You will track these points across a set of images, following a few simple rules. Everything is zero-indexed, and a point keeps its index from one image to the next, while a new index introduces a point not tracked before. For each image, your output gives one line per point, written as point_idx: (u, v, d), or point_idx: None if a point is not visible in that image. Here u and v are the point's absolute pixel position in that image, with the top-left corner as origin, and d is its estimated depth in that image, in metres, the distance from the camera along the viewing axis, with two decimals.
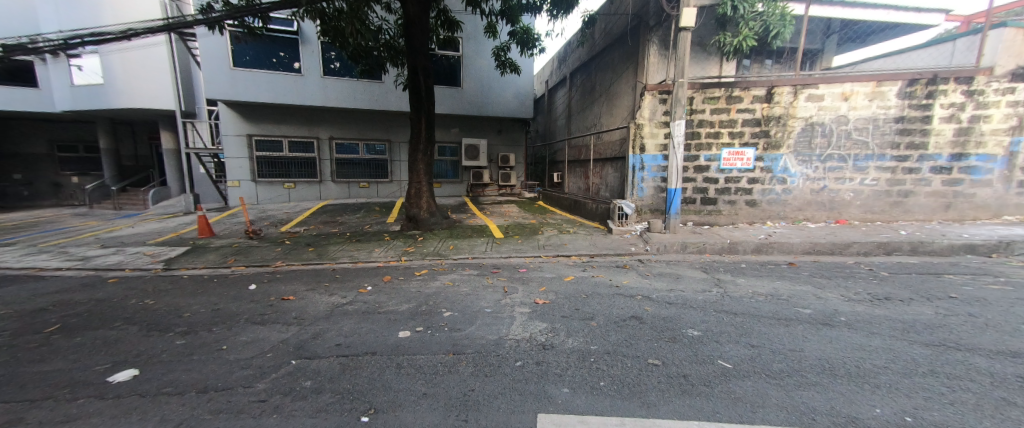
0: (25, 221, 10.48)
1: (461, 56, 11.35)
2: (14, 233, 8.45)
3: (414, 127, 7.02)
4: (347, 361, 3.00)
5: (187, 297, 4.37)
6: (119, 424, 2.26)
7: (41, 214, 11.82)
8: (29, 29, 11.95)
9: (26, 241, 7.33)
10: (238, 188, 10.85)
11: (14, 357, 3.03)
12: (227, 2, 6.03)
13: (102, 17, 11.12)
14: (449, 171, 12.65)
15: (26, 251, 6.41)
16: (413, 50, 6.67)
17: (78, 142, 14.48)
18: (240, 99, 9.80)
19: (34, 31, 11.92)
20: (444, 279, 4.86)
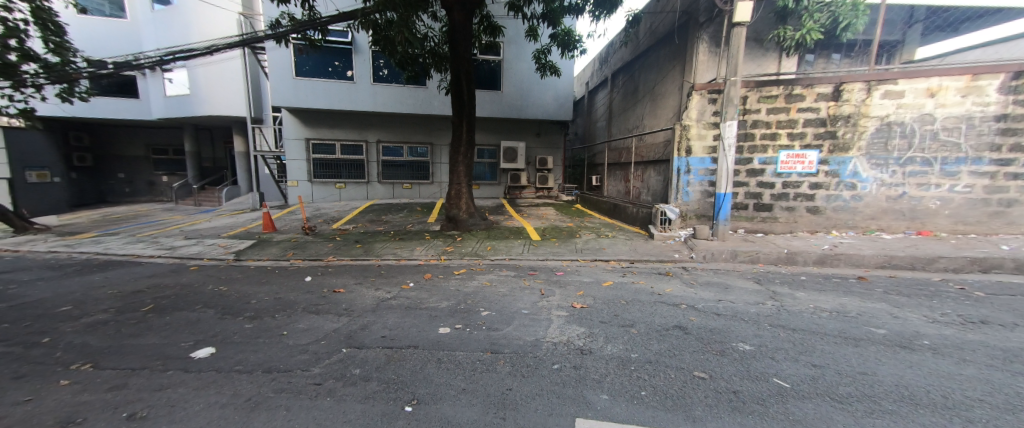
0: (126, 214, 12.14)
1: (502, 60, 11.52)
2: (117, 224, 9.83)
3: (456, 130, 7.25)
4: (391, 353, 3.15)
5: (254, 285, 4.83)
6: (200, 396, 2.56)
7: (137, 209, 13.62)
8: (130, 48, 13.76)
9: (126, 231, 8.48)
10: (296, 187, 11.80)
11: (119, 331, 3.53)
12: (292, 18, 6.59)
13: (189, 35, 12.60)
14: (487, 173, 12.91)
15: (127, 240, 7.43)
16: (457, 56, 6.88)
17: (168, 146, 16.65)
18: (300, 105, 10.65)
19: (133, 49, 13.72)
20: (482, 279, 4.95)
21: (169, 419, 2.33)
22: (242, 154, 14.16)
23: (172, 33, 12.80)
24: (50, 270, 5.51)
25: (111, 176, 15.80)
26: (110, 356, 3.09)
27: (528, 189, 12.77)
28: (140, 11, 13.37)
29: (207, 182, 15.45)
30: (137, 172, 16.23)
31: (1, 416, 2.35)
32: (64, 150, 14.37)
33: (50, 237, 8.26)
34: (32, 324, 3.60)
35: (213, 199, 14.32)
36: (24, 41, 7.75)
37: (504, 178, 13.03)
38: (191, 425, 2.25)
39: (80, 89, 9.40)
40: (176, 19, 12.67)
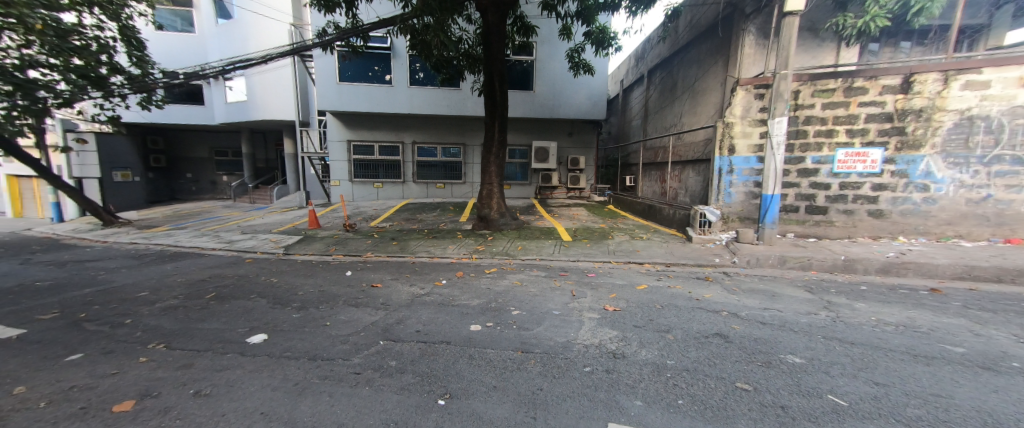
0: (191, 210, 13.42)
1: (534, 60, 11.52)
2: (184, 219, 10.90)
3: (489, 131, 7.35)
4: (426, 348, 3.25)
5: (301, 278, 5.18)
6: (255, 378, 2.79)
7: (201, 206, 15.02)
8: (196, 59, 15.15)
9: (192, 226, 9.38)
10: (338, 187, 12.48)
11: (188, 315, 3.93)
12: (337, 26, 6.97)
13: (246, 47, 13.68)
14: (518, 173, 12.97)
15: (193, 234, 8.21)
16: (490, 58, 6.96)
17: (229, 149, 18.21)
18: (343, 109, 11.25)
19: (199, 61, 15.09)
20: (513, 279, 4.97)
21: (228, 398, 2.56)
22: (291, 155, 15.18)
23: (231, 45, 13.96)
24: (130, 259, 6.21)
25: (179, 176, 17.50)
26: (180, 337, 3.44)
27: (559, 190, 12.70)
28: (205, 26, 14.70)
29: (260, 182, 16.72)
30: (201, 172, 17.84)
31: (94, 386, 2.69)
32: (143, 153, 16.09)
33: (131, 230, 9.32)
34: (118, 307, 4.08)
35: (265, 197, 15.46)
36: (114, 56, 8.82)
37: (535, 178, 13.02)
38: (247, 405, 2.45)
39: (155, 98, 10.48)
40: (235, 32, 13.81)
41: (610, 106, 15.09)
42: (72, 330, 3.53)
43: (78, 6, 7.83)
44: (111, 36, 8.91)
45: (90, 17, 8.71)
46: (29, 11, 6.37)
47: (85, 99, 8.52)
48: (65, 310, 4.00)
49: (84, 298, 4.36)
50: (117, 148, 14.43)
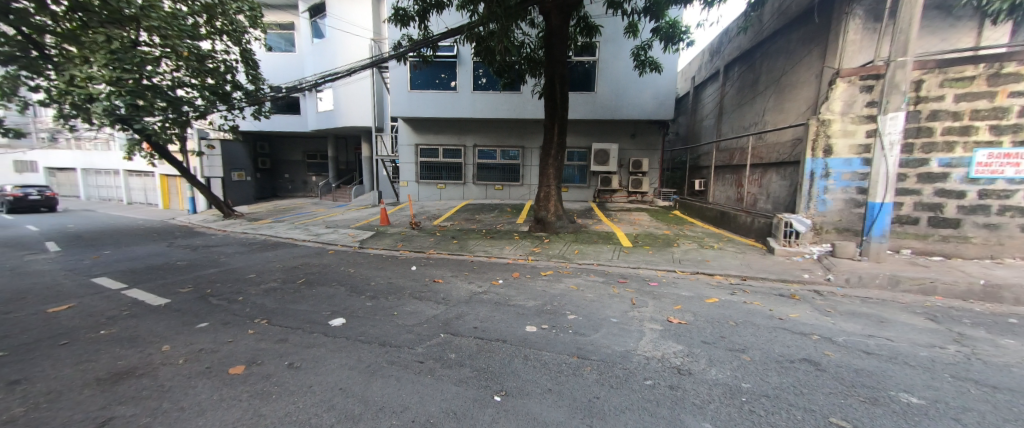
0: (286, 206, 15.49)
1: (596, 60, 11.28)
2: (281, 214, 12.62)
3: (548, 133, 7.36)
4: (483, 344, 3.35)
5: (374, 269, 5.69)
6: (336, 357, 3.13)
7: (294, 202, 17.29)
8: (294, 75, 17.44)
9: (288, 220, 10.82)
10: (406, 187, 13.47)
11: (286, 296, 4.56)
12: (411, 39, 7.52)
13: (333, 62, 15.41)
14: (576, 176, 12.79)
15: (289, 226, 9.48)
16: (552, 60, 6.97)
17: (317, 152, 20.64)
18: (413, 115, 12.10)
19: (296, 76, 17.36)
20: (569, 283, 4.90)
21: (315, 371, 2.91)
22: (367, 158, 16.74)
23: (322, 61, 15.83)
24: (242, 246, 7.39)
25: (279, 176, 20.26)
26: (278, 315, 3.99)
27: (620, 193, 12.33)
28: (303, 45, 16.87)
29: (341, 182, 18.69)
30: (295, 173, 20.48)
31: (217, 350, 3.25)
32: (254, 156, 18.90)
33: (243, 221, 11.07)
34: (233, 285, 4.88)
35: (345, 195, 17.26)
36: (236, 75, 10.61)
37: (593, 181, 12.73)
38: (330, 380, 2.76)
39: (264, 110, 12.33)
40: (325, 49, 15.64)
41: (678, 105, 14.20)
42: (202, 302, 4.30)
43: (212, 35, 9.70)
44: (235, 60, 10.78)
45: (222, 46, 10.72)
46: (179, 39, 8.05)
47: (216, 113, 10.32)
48: (196, 285, 4.90)
49: (210, 277, 5.28)
50: (235, 153, 17.22)
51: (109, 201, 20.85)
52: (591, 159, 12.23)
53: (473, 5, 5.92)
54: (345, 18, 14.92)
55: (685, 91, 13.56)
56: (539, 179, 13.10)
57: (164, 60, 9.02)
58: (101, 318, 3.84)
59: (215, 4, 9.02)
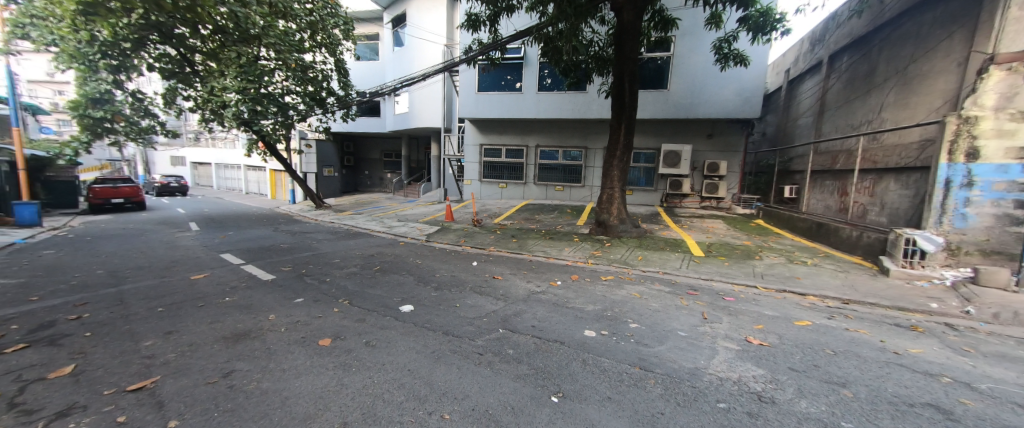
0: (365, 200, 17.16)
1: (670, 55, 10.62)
2: (360, 207, 14.02)
3: (614, 133, 7.12)
4: (540, 343, 3.37)
5: (439, 262, 6.05)
6: (405, 340, 3.39)
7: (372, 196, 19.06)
8: (376, 81, 19.24)
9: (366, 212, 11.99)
10: (470, 186, 14.06)
11: (365, 280, 5.05)
12: (481, 43, 7.81)
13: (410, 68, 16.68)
14: (641, 178, 12.20)
15: (368, 218, 10.51)
16: (622, 58, 6.74)
17: (394, 152, 22.25)
18: (479, 116, 12.55)
19: (378, 82, 19.12)
20: (631, 290, 4.69)
21: (389, 351, 3.19)
22: (435, 157, 17.79)
23: (400, 67, 17.23)
24: (329, 234, 8.37)
25: (360, 172, 22.47)
26: (357, 297, 4.45)
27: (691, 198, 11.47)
28: (384, 54, 18.52)
29: (412, 179, 20.08)
30: (373, 170, 22.54)
31: (309, 323, 3.72)
32: (341, 154, 21.25)
33: (330, 212, 12.53)
34: (322, 268, 5.56)
35: (414, 192, 18.57)
36: (331, 83, 12.07)
37: (660, 184, 12.01)
38: (400, 361, 3.01)
39: (350, 113, 13.78)
40: (403, 57, 16.99)
41: (767, 102, 12.75)
42: (299, 280, 4.97)
43: (314, 48, 11.26)
44: (331, 69, 12.28)
45: (321, 58, 12.29)
46: (289, 52, 9.82)
47: (314, 116, 11.80)
48: (294, 265, 5.68)
49: (304, 259, 6.07)
50: (326, 152, 19.54)
51: (231, 191, 25.15)
52: (660, 161, 11.55)
53: (543, 5, 5.96)
54: (422, 26, 16.01)
55: (776, 86, 12.12)
56: (601, 181, 12.75)
57: (278, 72, 10.51)
58: (226, 287, 4.66)
59: (317, 21, 10.71)
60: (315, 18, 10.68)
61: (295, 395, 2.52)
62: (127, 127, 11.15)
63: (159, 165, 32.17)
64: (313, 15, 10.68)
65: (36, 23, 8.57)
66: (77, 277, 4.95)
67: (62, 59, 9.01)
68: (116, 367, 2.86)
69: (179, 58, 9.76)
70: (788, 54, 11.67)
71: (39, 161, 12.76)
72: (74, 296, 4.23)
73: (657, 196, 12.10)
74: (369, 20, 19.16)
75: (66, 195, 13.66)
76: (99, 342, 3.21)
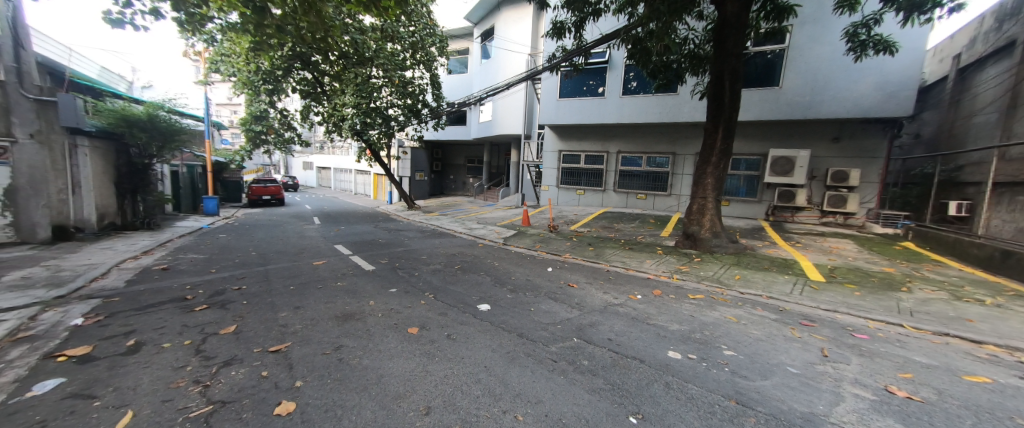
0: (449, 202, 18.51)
1: (784, 48, 9.28)
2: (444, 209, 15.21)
3: (709, 136, 6.49)
4: (617, 358, 3.21)
5: (516, 265, 6.21)
6: (482, 338, 3.54)
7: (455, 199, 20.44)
8: (464, 92, 20.75)
9: (450, 214, 12.94)
10: (547, 191, 14.15)
11: (448, 277, 5.44)
12: (565, 49, 7.84)
13: (494, 78, 17.56)
14: (741, 188, 10.89)
15: (453, 220, 11.34)
16: (723, 55, 6.11)
17: (476, 157, 23.43)
18: (560, 122, 12.58)
19: (466, 93, 20.60)
20: (725, 312, 4.19)
21: (468, 346, 3.37)
22: (514, 163, 18.31)
23: (486, 78, 18.28)
24: (418, 232, 9.23)
25: (446, 177, 24.28)
26: (440, 292, 4.82)
27: (807, 212, 9.82)
28: (473, 66, 19.84)
29: (491, 183, 20.99)
30: (457, 175, 24.08)
31: (401, 312, 4.13)
32: (430, 160, 23.29)
33: (419, 213, 13.82)
34: (412, 263, 6.15)
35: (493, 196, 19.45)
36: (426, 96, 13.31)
37: (765, 194, 10.55)
38: (478, 357, 3.16)
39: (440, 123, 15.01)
40: (489, 68, 17.97)
41: (926, 96, 10.19)
42: (393, 272, 5.59)
43: (414, 66, 12.64)
44: (427, 83, 13.46)
45: (418, 74, 13.66)
46: (394, 70, 11.53)
47: (411, 125, 13.10)
48: (389, 258, 6.39)
49: (397, 253, 6.79)
50: (418, 158, 21.66)
51: (343, 191, 29.57)
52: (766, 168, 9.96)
53: (633, 6, 5.75)
54: (507, 38, 16.73)
55: (940, 75, 9.61)
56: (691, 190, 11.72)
57: (385, 89, 12.04)
58: (337, 273, 5.47)
59: (416, 41, 12.06)
60: (416, 38, 12.25)
61: (388, 375, 2.81)
62: (276, 138, 13.56)
63: (294, 169, 39.55)
64: (415, 36, 12.22)
65: (224, 60, 11.29)
66: (239, 256, 6.36)
67: (238, 86, 11.63)
68: (261, 330, 3.56)
69: (313, 80, 11.86)
70: (960, 34, 9.15)
71: (219, 166, 16.74)
72: (236, 271, 5.43)
73: (760, 208, 10.66)
74: (462, 36, 20.87)
75: (234, 191, 17.69)
76: (251, 309, 4.05)
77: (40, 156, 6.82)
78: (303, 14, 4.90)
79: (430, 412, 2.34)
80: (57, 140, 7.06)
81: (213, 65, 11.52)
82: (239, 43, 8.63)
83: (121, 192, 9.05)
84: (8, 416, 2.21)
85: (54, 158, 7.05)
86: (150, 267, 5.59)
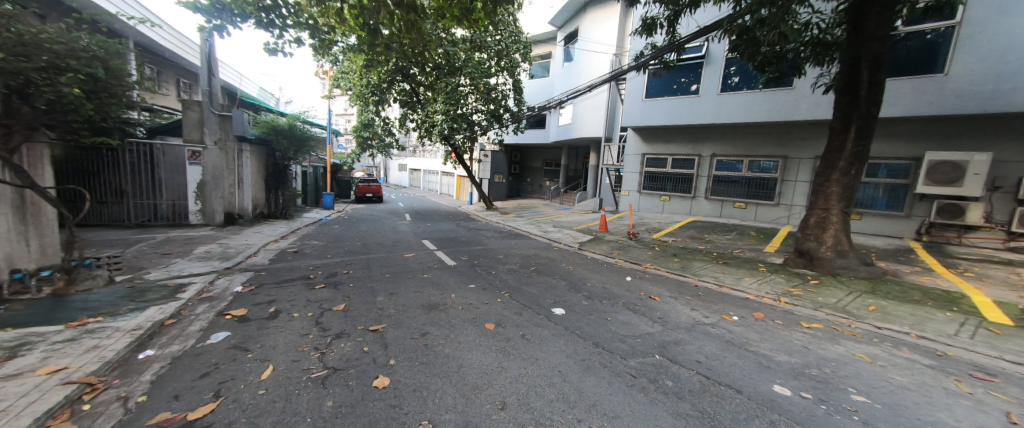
0: (525, 205, 18.89)
1: (953, 25, 7.40)
2: (520, 211, 15.55)
3: (836, 137, 5.51)
4: (707, 384, 2.87)
5: (593, 271, 6.05)
6: (555, 342, 3.53)
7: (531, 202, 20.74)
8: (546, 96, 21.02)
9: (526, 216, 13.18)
10: (628, 196, 13.50)
11: (525, 278, 5.55)
12: (655, 46, 7.40)
13: (577, 81, 17.38)
14: (879, 200, 9.12)
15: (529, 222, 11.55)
16: (861, 38, 5.11)
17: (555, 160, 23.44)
18: (645, 124, 11.92)
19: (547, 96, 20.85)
20: (853, 348, 3.47)
21: (543, 349, 3.38)
22: (593, 167, 17.87)
23: (567, 81, 18.23)
24: (496, 232, 9.62)
25: (523, 179, 24.84)
26: (516, 292, 4.93)
27: (984, 233, 7.46)
28: (554, 70, 19.99)
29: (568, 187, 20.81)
30: (534, 178, 24.42)
31: (481, 308, 4.33)
32: (509, 163, 24.11)
33: (496, 214, 14.38)
34: (490, 261, 6.43)
35: (568, 199, 19.27)
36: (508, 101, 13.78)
37: (916, 209, 8.60)
38: (553, 361, 3.14)
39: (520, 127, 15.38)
40: (571, 71, 17.89)
41: None
42: (473, 269, 5.90)
43: (499, 72, 13.25)
44: (510, 88, 13.95)
45: (502, 80, 14.23)
46: (480, 77, 12.23)
47: (493, 130, 13.65)
48: (469, 256, 6.78)
49: (475, 251, 7.15)
50: (498, 161, 22.59)
51: (429, 191, 32.42)
52: (919, 175, 8.03)
53: None
54: (591, 39, 16.44)
55: None
56: (806, 200, 10.06)
57: (471, 96, 12.83)
58: (424, 265, 5.99)
59: (501, 49, 12.60)
60: (502, 46, 12.84)
61: (467, 366, 2.97)
62: (379, 143, 15.44)
63: (390, 170, 44.72)
64: (501, 44, 12.80)
65: (344, 77, 13.27)
66: (348, 245, 7.41)
67: (352, 98, 13.56)
68: (363, 311, 4.06)
69: (411, 90, 13.24)
70: None
71: (336, 167, 19.81)
72: (346, 258, 6.32)
73: (908, 225, 8.69)
74: (546, 41, 21.15)
75: (345, 189, 20.68)
76: (356, 292, 4.67)
77: (220, 158, 8.80)
78: (407, 32, 5.45)
79: (506, 408, 2.41)
80: (231, 146, 9.04)
81: (336, 82, 13.63)
82: (356, 61, 10.08)
83: (268, 188, 11.26)
84: (195, 356, 2.92)
85: (228, 160, 9.01)
86: (285, 249, 6.86)
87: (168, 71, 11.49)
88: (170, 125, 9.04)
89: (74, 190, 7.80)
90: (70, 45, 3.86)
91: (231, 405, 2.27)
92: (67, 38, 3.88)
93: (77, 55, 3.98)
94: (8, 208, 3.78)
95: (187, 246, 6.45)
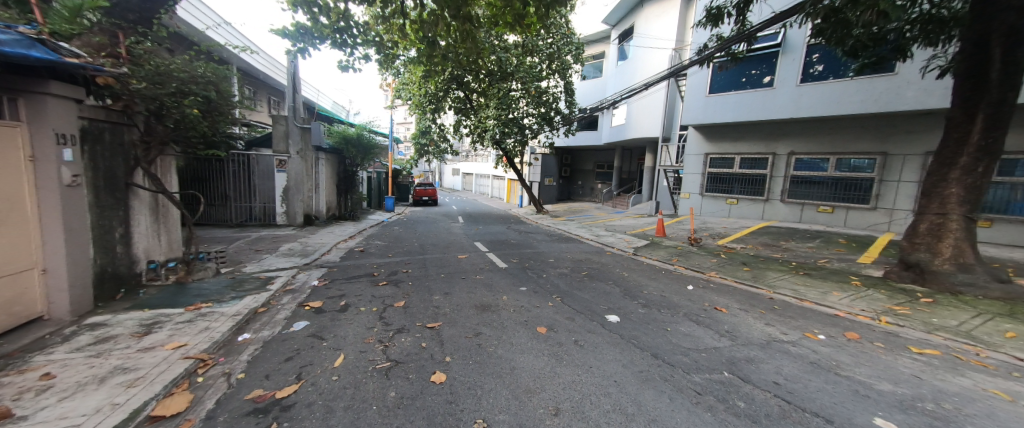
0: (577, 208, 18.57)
1: None
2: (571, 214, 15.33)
3: (958, 129, 4.66)
4: (787, 409, 2.55)
5: (650, 278, 5.76)
6: (610, 350, 3.41)
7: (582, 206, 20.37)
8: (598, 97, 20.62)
9: (577, 220, 12.96)
10: (688, 199, 12.64)
11: (577, 282, 5.45)
12: (720, 37, 6.90)
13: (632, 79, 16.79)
14: (1017, 203, 7.50)
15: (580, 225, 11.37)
16: (991, 10, 4.28)
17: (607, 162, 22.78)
18: (709, 121, 11.12)
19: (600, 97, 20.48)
20: (982, 382, 2.87)
21: (596, 356, 3.28)
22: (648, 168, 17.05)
23: (620, 81, 17.74)
24: (546, 236, 9.58)
25: (574, 182, 24.52)
26: (568, 297, 4.85)
27: None
28: (608, 69, 19.53)
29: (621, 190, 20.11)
30: (585, 180, 23.95)
31: (533, 311, 4.34)
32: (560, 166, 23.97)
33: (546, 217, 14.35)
34: (541, 264, 6.42)
35: (621, 203, 18.64)
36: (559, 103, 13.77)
37: None
38: (607, 369, 3.03)
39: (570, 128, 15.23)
40: (624, 70, 17.38)
41: None
42: (523, 272, 5.93)
43: (550, 75, 13.26)
44: (561, 90, 13.97)
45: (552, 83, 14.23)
46: (531, 81, 12.49)
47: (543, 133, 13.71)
48: (520, 259, 6.82)
49: (525, 254, 7.18)
50: (548, 164, 22.58)
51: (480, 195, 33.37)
52: None
53: None
54: (647, 36, 15.81)
55: None
56: (913, 203, 8.63)
57: (522, 100, 13.07)
58: (476, 267, 6.16)
59: (552, 51, 12.65)
60: (553, 49, 12.84)
61: (520, 369, 2.97)
62: (435, 149, 16.27)
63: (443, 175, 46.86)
64: (552, 47, 12.82)
65: (404, 88, 14.22)
66: (407, 245, 7.87)
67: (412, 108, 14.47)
68: (422, 309, 4.27)
69: (466, 97, 13.79)
70: None
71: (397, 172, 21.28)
72: (404, 257, 6.71)
73: None
74: (598, 40, 20.74)
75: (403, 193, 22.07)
76: (414, 290, 4.92)
77: (301, 166, 9.88)
78: (463, 42, 5.67)
79: (559, 414, 2.36)
80: (311, 155, 10.11)
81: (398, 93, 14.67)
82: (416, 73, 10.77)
83: (340, 192, 12.40)
84: (281, 341, 3.29)
85: (307, 167, 10.07)
86: (352, 248, 7.50)
87: (262, 91, 13.25)
88: (263, 137, 10.40)
89: (192, 195, 9.31)
90: (192, 73, 4.41)
91: (310, 388, 2.51)
92: (190, 68, 4.42)
93: (197, 81, 4.51)
94: (146, 210, 4.59)
95: (274, 243, 7.33)
